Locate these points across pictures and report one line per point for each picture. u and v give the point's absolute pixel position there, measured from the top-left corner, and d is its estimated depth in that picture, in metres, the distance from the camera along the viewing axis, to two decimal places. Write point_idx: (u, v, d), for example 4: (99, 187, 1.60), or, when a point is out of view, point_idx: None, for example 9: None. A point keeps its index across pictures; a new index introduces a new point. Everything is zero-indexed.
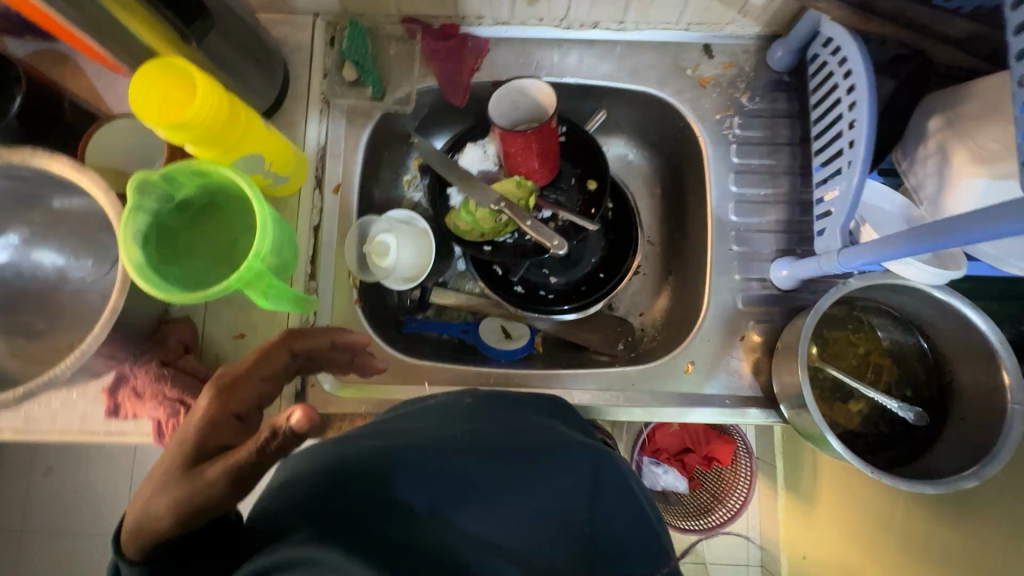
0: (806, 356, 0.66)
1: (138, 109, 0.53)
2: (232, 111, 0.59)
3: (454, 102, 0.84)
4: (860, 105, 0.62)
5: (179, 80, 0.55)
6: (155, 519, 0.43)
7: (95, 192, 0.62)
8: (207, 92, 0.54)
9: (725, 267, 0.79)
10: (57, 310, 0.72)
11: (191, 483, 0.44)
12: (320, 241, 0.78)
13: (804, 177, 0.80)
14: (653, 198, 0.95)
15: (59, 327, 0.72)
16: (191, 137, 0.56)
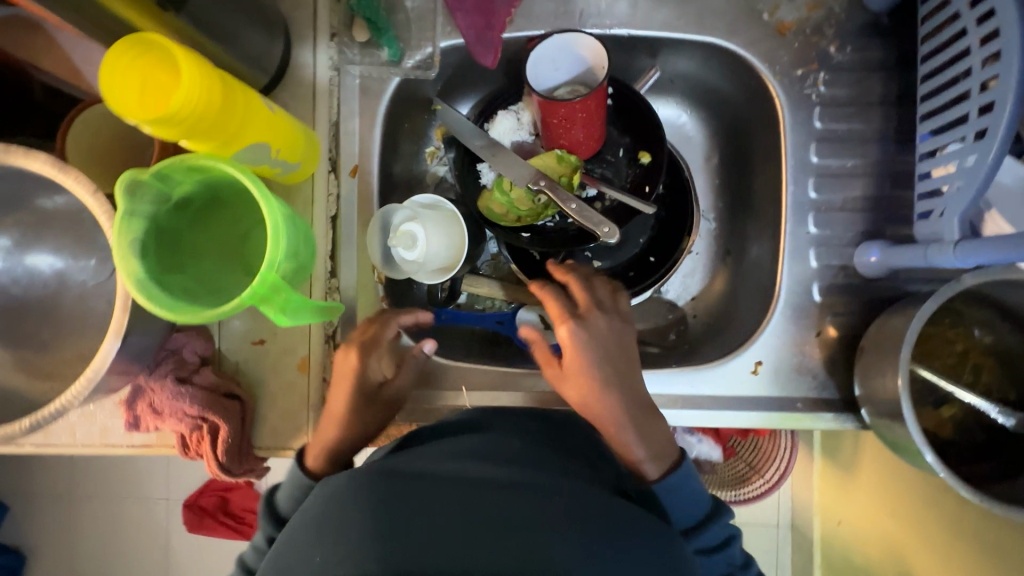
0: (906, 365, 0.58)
1: (116, 105, 0.44)
2: (226, 95, 0.49)
3: (484, 63, 0.72)
4: (1003, 62, 0.50)
5: (160, 63, 0.45)
6: (339, 449, 0.61)
7: (82, 195, 0.54)
8: (193, 76, 0.45)
9: (801, 252, 0.69)
10: (61, 318, 0.67)
11: (365, 416, 0.63)
12: (340, 233, 0.69)
13: (900, 144, 0.67)
14: (708, 168, 0.84)
15: (65, 337, 0.66)
16: (181, 132, 0.47)
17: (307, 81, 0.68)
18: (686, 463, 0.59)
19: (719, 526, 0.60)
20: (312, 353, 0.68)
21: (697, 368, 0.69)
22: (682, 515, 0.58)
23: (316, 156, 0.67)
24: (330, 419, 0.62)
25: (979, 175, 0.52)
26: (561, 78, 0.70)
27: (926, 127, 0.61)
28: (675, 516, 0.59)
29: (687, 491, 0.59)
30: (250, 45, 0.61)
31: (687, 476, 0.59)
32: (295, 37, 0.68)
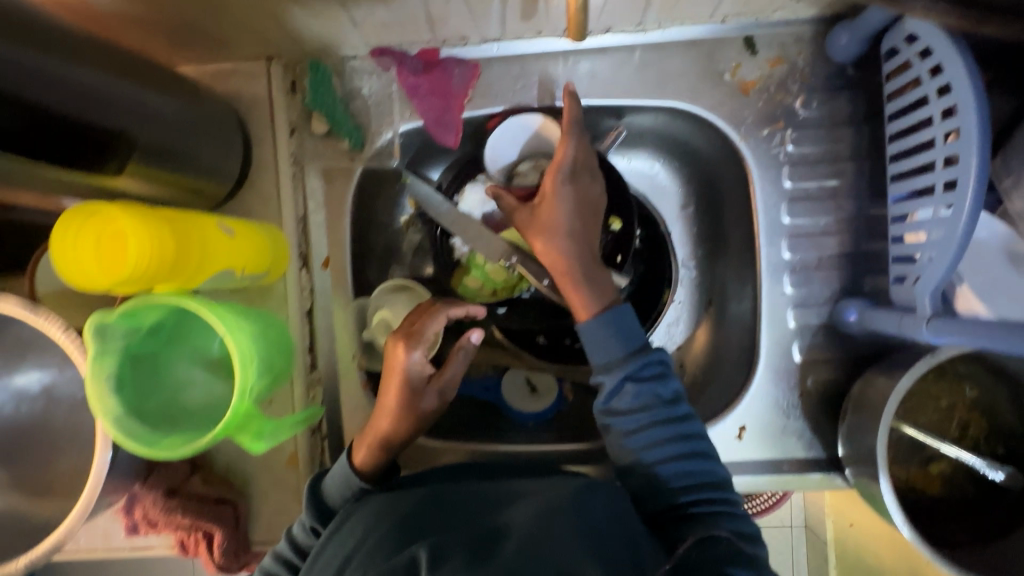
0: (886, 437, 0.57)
1: (81, 280, 0.46)
2: (180, 238, 0.49)
3: (446, 142, 0.72)
4: (961, 140, 0.48)
5: (107, 224, 0.45)
6: (393, 434, 0.62)
7: (55, 334, 0.55)
8: (139, 236, 0.45)
9: (778, 312, 0.68)
10: (52, 434, 0.68)
11: (414, 402, 0.63)
12: (316, 326, 0.70)
13: (873, 198, 0.66)
14: (684, 218, 0.83)
15: (57, 452, 0.68)
16: (141, 283, 0.48)
17: (272, 178, 0.68)
18: (623, 309, 0.61)
19: (652, 380, 0.59)
20: (299, 448, 0.68)
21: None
22: (599, 355, 0.60)
23: (286, 255, 0.67)
24: (384, 414, 0.61)
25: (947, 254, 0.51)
26: (523, 156, 0.71)
27: (895, 188, 0.60)
28: (596, 351, 0.61)
29: (622, 331, 0.60)
30: (211, 159, 0.61)
31: (628, 327, 0.60)
32: (255, 136, 0.68)
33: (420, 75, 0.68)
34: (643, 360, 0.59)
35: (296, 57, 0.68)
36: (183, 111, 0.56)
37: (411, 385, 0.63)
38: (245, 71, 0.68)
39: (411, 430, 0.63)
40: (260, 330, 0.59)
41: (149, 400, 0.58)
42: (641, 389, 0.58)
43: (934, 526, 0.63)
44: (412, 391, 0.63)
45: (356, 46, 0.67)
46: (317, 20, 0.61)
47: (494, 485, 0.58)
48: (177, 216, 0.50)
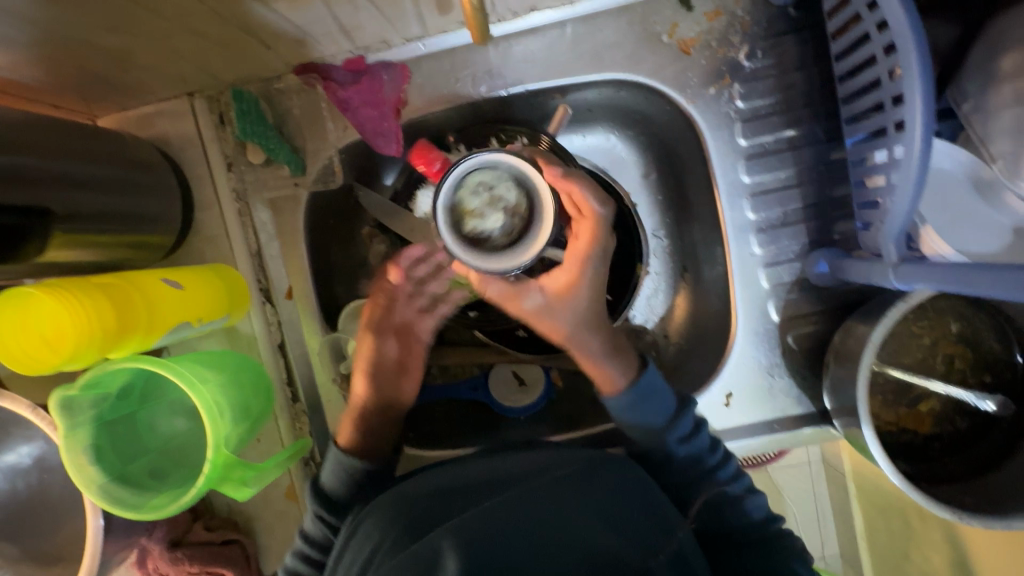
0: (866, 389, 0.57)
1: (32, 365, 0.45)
2: (121, 303, 0.48)
3: (389, 152, 0.70)
4: (905, 79, 0.46)
5: (43, 302, 0.44)
6: (373, 415, 0.67)
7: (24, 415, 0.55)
8: (77, 309, 0.45)
9: (750, 273, 0.67)
10: (50, 504, 0.69)
11: (391, 386, 0.70)
12: (291, 359, 0.70)
13: (832, 143, 0.64)
14: (648, 187, 0.81)
15: (59, 520, 0.69)
16: (95, 355, 0.47)
17: (218, 218, 0.67)
18: (649, 373, 0.64)
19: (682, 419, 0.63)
20: (294, 479, 0.69)
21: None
22: (655, 418, 0.63)
23: (246, 292, 0.66)
24: (359, 398, 0.67)
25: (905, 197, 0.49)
26: (474, 176, 0.59)
27: (850, 132, 0.58)
28: (646, 413, 0.63)
29: (654, 398, 0.63)
30: (149, 209, 0.60)
31: (649, 381, 0.63)
32: (192, 178, 0.66)
33: (349, 87, 0.66)
34: (680, 421, 0.62)
35: (217, 89, 0.66)
36: (109, 169, 0.54)
37: (380, 370, 0.70)
38: (170, 112, 0.65)
39: (389, 414, 0.68)
40: (228, 378, 0.59)
41: (135, 462, 0.58)
42: (694, 445, 0.63)
43: (929, 465, 0.63)
44: (382, 374, 0.69)
45: (277, 67, 0.64)
46: (229, 50, 0.58)
47: (515, 466, 0.58)
48: (117, 282, 0.50)
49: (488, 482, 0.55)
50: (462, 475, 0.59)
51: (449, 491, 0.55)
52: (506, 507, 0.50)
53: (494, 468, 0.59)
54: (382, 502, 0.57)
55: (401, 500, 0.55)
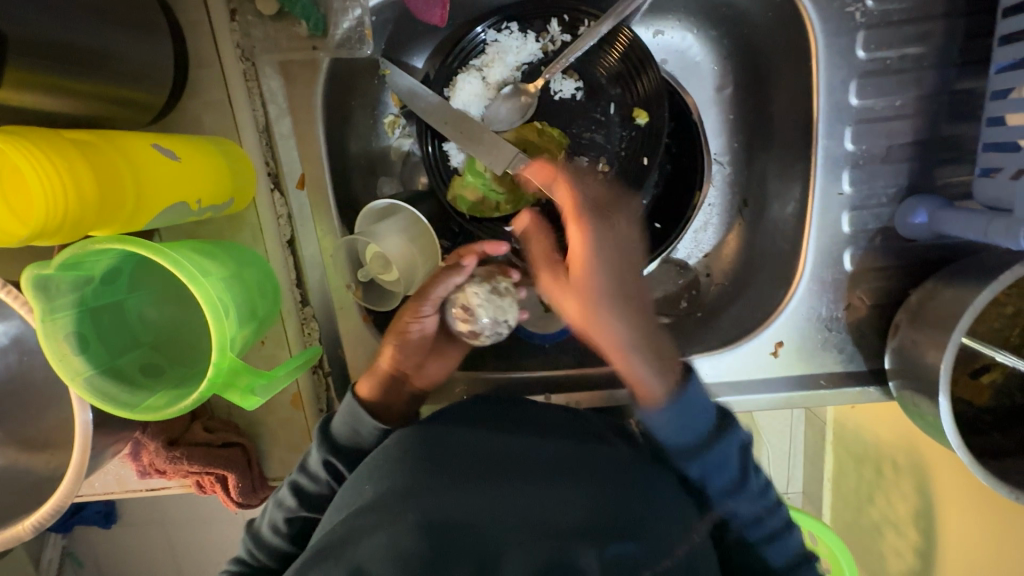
0: (964, 330, 0.49)
1: (47, 230, 0.36)
2: (134, 174, 0.42)
3: (430, 20, 0.57)
4: None
5: (61, 166, 0.36)
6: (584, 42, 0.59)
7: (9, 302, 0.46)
8: (79, 174, 0.37)
9: (833, 215, 0.59)
10: (22, 398, 0.61)
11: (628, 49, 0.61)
12: (302, 256, 0.62)
13: (962, 70, 0.54)
14: (722, 104, 0.70)
15: (28, 410, 0.61)
16: (91, 230, 0.40)
17: (218, 77, 0.54)
18: (695, 387, 0.55)
19: (732, 461, 0.56)
20: (301, 388, 0.64)
21: (722, 350, 0.63)
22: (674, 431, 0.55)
23: (252, 178, 0.56)
24: (587, 39, 0.59)
25: None
26: None
27: (1002, 55, 0.48)
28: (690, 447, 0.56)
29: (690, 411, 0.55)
30: (144, 60, 0.48)
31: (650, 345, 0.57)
32: (186, 22, 0.53)
33: None
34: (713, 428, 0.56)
35: None
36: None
37: (632, 53, 0.61)
38: None
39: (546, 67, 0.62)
40: (237, 262, 0.53)
41: (125, 356, 0.51)
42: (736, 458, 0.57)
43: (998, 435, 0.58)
44: (631, 52, 0.61)
45: None
46: None
47: (567, 446, 0.52)
48: (96, 142, 0.40)
49: (571, 448, 0.52)
50: (511, 426, 0.54)
51: (492, 457, 0.49)
52: (536, 488, 0.47)
53: (505, 430, 0.53)
54: (409, 428, 0.53)
55: (510, 474, 0.48)
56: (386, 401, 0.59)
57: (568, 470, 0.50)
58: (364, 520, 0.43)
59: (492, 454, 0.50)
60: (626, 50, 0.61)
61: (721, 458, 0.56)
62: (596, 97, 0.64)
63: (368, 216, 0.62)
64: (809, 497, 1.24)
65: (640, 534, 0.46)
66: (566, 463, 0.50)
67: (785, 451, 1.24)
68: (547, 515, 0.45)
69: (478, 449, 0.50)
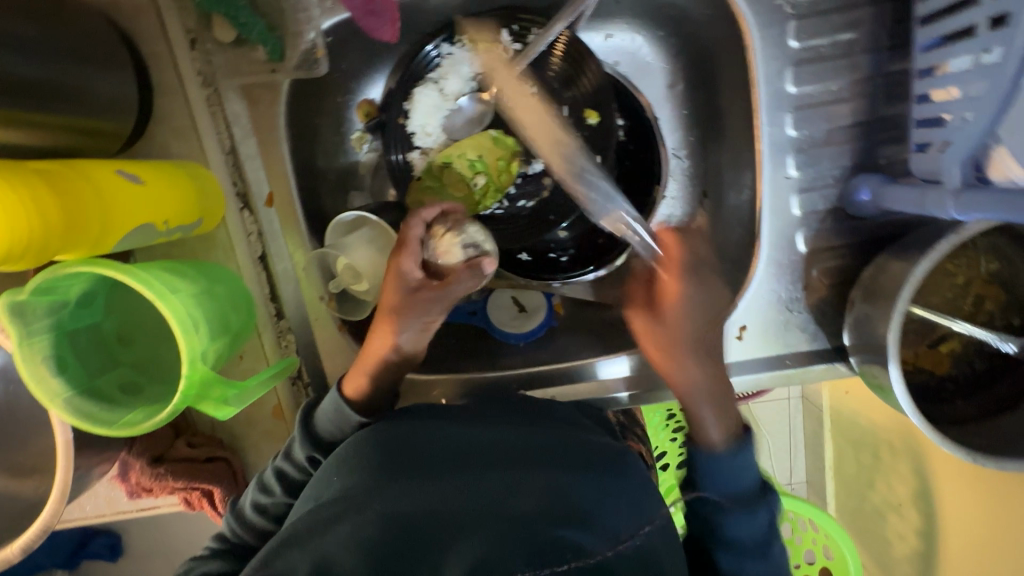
0: (906, 299, 0.51)
1: (13, 253, 0.38)
2: (99, 198, 0.44)
3: (383, 38, 0.60)
4: None
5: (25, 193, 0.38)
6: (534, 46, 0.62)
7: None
8: (42, 199, 0.39)
9: (783, 199, 0.61)
10: (9, 427, 0.62)
11: (572, 50, 0.64)
12: (275, 271, 0.64)
13: (891, 53, 0.57)
14: (675, 100, 0.73)
15: (15, 437, 0.62)
16: (60, 253, 0.42)
17: (183, 105, 0.57)
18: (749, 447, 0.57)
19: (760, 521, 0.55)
20: (281, 399, 0.65)
21: None
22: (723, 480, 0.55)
23: (220, 198, 0.58)
24: (536, 44, 0.62)
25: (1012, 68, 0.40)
26: None
27: (923, 35, 0.51)
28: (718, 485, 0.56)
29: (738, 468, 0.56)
30: (109, 92, 0.51)
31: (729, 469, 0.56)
32: (148, 55, 0.55)
33: None
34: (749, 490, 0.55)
35: None
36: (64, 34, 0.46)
37: (575, 54, 0.64)
38: None
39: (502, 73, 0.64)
40: (207, 278, 0.55)
41: (103, 377, 0.53)
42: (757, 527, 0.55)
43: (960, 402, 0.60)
44: (576, 55, 0.64)
45: None
46: None
47: (542, 445, 0.53)
48: (60, 171, 0.42)
49: (547, 449, 0.53)
50: (478, 422, 0.55)
51: (470, 454, 0.51)
52: (509, 481, 0.48)
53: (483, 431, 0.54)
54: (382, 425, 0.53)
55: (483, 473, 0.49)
56: (375, 383, 0.59)
57: (540, 466, 0.51)
58: (336, 516, 0.44)
59: (467, 453, 0.51)
60: (570, 53, 0.64)
61: (744, 465, 0.56)
62: (549, 101, 0.67)
63: (336, 229, 0.64)
64: (813, 487, 1.23)
65: (597, 525, 0.47)
66: (540, 459, 0.51)
67: (781, 441, 1.24)
68: (520, 510, 0.45)
69: (453, 448, 0.51)
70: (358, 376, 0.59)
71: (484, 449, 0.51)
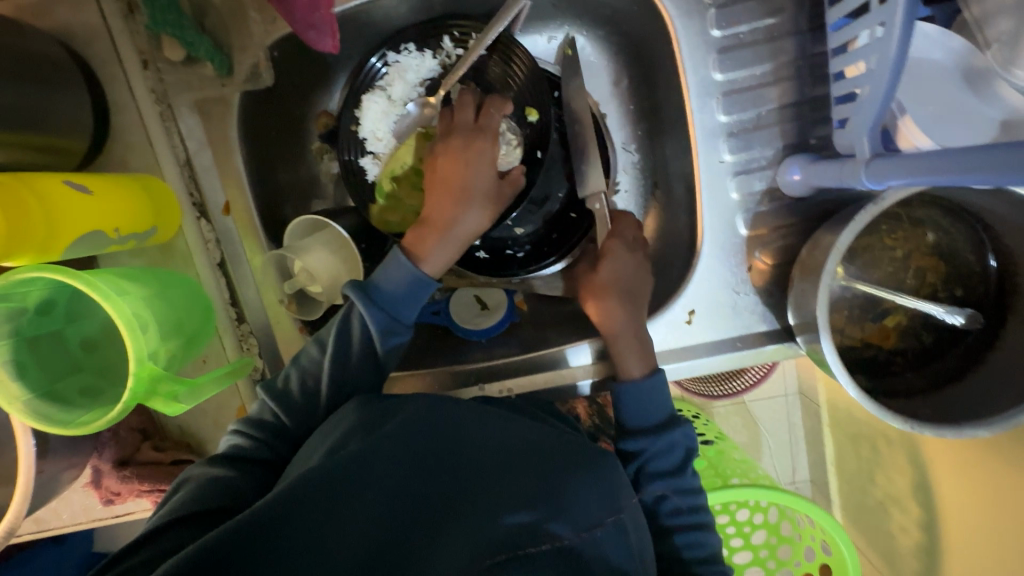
0: (831, 273, 0.53)
1: None
2: (45, 206, 0.47)
3: (324, 48, 0.61)
4: None
5: None
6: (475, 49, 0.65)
7: None
8: None
9: (720, 183, 0.62)
10: None
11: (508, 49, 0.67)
12: (234, 276, 0.66)
13: (813, 34, 0.58)
14: (621, 95, 0.75)
15: None
16: (7, 259, 0.45)
17: (137, 121, 0.60)
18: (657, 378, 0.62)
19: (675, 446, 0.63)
20: (244, 400, 0.66)
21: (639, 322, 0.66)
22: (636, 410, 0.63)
23: (175, 207, 0.61)
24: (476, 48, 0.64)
25: (898, 38, 0.42)
26: None
27: (833, 15, 0.52)
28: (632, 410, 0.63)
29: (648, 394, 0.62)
30: (64, 111, 0.54)
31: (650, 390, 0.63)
32: (103, 76, 0.59)
33: None
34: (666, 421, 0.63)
35: None
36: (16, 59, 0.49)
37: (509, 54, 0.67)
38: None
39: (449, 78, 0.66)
40: (161, 283, 0.57)
41: (63, 381, 0.55)
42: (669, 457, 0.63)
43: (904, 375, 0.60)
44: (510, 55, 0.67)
45: None
46: None
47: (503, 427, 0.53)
48: (8, 183, 0.45)
49: (509, 434, 0.53)
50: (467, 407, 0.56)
51: (452, 436, 0.51)
52: (469, 465, 0.49)
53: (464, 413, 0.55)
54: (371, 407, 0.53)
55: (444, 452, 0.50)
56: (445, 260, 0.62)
57: (496, 448, 0.51)
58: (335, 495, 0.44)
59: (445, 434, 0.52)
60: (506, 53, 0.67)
61: (669, 445, 0.63)
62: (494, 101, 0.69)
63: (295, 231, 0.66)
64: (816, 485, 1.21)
65: (560, 510, 0.48)
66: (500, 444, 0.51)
67: (774, 435, 1.23)
68: (477, 495, 0.46)
69: (445, 427, 0.52)
70: (423, 239, 0.61)
71: (459, 431, 0.52)
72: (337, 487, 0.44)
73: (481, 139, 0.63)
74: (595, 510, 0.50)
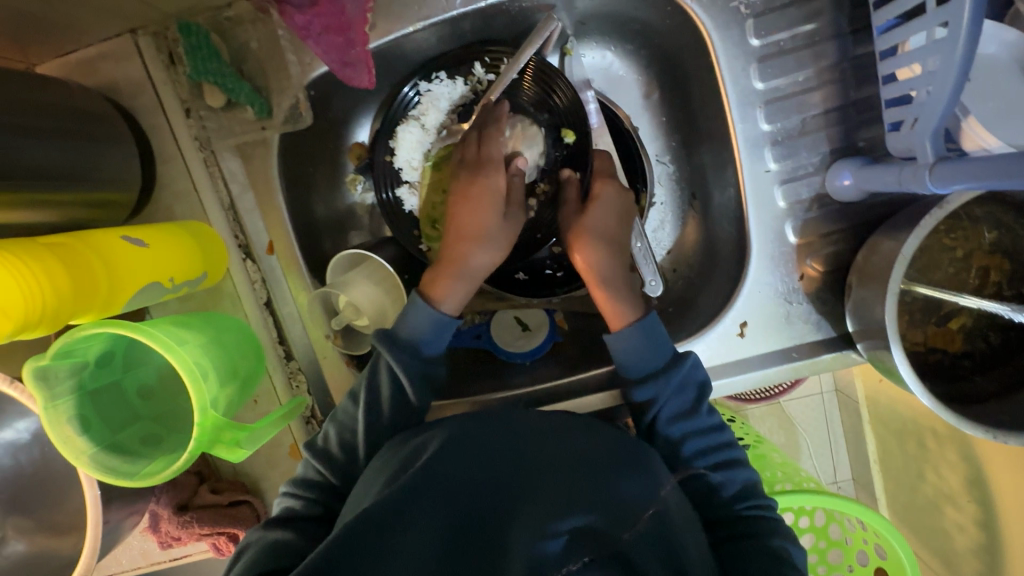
0: (898, 277, 0.51)
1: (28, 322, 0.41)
2: (106, 263, 0.47)
3: (360, 85, 0.62)
4: None
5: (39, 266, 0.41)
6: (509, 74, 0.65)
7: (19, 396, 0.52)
8: (54, 270, 0.42)
9: (767, 191, 0.61)
10: (46, 488, 0.65)
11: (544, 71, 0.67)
12: (281, 314, 0.66)
13: (856, 38, 0.57)
14: (652, 108, 0.74)
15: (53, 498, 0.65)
16: (73, 318, 0.45)
17: (182, 168, 0.61)
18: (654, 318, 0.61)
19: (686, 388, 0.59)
20: (296, 437, 0.66)
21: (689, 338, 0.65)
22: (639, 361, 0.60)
23: (223, 251, 0.62)
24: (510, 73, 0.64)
25: (961, 40, 0.41)
26: None
27: (880, 19, 0.51)
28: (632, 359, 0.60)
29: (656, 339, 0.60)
30: (115, 165, 0.55)
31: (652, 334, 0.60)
32: (148, 126, 0.60)
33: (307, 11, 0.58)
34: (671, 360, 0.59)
35: (163, 25, 0.59)
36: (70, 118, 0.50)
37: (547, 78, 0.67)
38: (114, 53, 0.59)
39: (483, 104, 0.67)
40: (212, 327, 0.57)
41: (125, 432, 0.56)
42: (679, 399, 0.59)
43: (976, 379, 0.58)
44: (547, 78, 0.67)
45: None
46: None
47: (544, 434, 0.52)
48: (71, 243, 0.46)
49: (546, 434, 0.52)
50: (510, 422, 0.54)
51: (502, 457, 0.49)
52: (521, 476, 0.47)
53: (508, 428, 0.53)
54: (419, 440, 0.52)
55: (484, 463, 0.48)
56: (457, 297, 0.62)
57: (539, 453, 0.50)
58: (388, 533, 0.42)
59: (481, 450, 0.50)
60: (541, 76, 0.67)
61: (680, 386, 0.59)
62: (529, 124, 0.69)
63: (337, 266, 0.66)
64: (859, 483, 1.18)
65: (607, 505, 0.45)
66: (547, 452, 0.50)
67: (818, 438, 1.20)
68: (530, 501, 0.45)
69: (486, 448, 0.50)
70: (439, 278, 0.61)
71: (496, 445, 0.51)
72: (392, 523, 0.43)
73: (495, 174, 0.64)
74: (633, 494, 0.47)
